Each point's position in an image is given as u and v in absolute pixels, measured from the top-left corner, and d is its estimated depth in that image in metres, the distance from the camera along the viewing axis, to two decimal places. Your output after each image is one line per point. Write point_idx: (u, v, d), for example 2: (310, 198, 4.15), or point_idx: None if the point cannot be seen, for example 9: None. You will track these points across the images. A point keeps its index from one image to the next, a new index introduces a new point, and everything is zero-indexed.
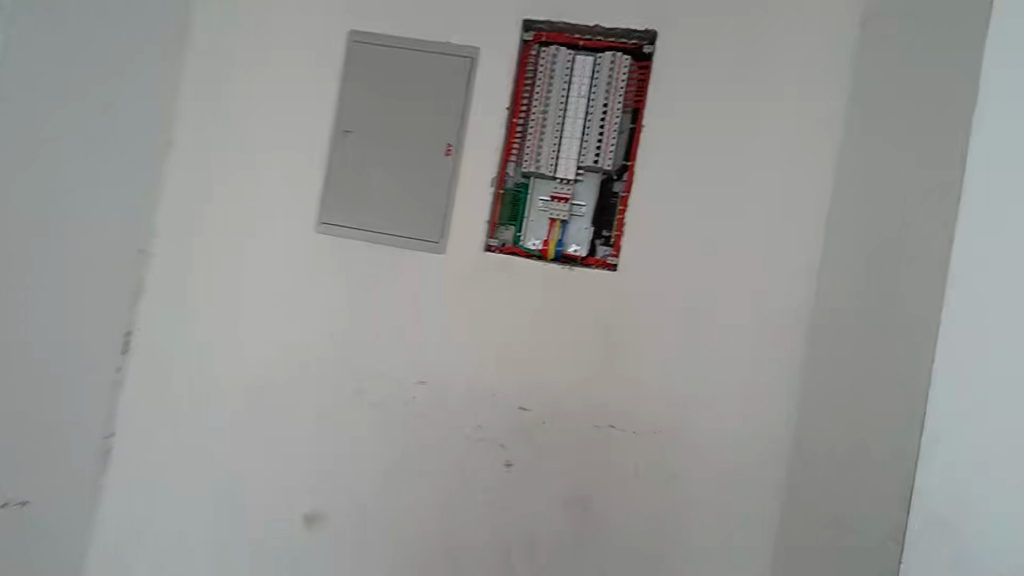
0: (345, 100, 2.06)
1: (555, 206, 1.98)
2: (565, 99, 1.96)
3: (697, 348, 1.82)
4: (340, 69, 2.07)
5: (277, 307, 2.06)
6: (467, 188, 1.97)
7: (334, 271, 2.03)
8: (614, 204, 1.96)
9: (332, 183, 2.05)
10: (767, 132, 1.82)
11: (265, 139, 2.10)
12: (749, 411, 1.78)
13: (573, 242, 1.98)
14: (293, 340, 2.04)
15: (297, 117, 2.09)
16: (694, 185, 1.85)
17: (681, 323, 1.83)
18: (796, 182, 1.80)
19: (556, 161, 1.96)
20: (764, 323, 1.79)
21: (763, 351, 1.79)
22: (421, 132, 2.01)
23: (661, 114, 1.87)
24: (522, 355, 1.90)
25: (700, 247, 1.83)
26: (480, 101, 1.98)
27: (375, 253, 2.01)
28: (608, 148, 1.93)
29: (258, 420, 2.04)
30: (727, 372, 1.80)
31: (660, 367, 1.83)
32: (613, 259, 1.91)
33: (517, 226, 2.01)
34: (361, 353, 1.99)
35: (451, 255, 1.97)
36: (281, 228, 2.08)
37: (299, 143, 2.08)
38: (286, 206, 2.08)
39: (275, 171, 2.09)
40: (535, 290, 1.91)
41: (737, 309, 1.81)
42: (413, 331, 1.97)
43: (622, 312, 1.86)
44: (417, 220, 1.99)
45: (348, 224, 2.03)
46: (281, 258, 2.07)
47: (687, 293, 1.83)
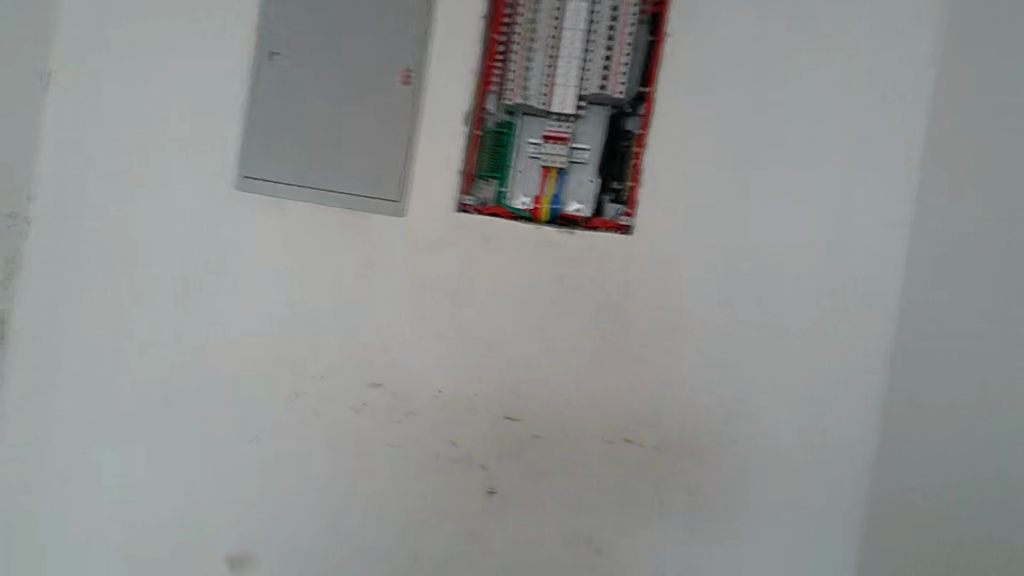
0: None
1: (549, 149, 1.49)
2: (562, 6, 1.48)
3: (744, 326, 1.37)
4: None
5: (197, 269, 1.59)
6: (432, 126, 1.49)
7: (268, 233, 1.56)
8: (626, 147, 1.48)
9: (258, 118, 1.56)
10: (838, 27, 1.35)
11: (175, 49, 1.60)
12: (813, 407, 1.36)
13: (573, 199, 1.51)
14: (220, 315, 1.58)
15: (214, 19, 1.59)
16: (740, 111, 1.37)
17: (721, 299, 1.38)
18: (885, 98, 1.34)
19: (550, 89, 1.48)
20: (836, 292, 1.35)
21: (832, 329, 1.35)
22: (372, 48, 1.52)
23: (690, 18, 1.39)
24: (509, 345, 1.45)
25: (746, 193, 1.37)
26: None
27: (314, 212, 1.54)
28: (620, 69, 1.44)
29: (184, 412, 1.59)
30: (783, 358, 1.36)
31: (695, 353, 1.39)
32: (627, 220, 1.44)
33: (500, 179, 1.54)
34: (303, 336, 1.53)
35: (413, 215, 1.49)
36: (199, 168, 1.59)
37: (219, 56, 1.59)
38: (204, 141, 1.59)
39: (192, 91, 1.59)
40: (523, 260, 1.45)
41: (796, 272, 1.36)
42: (366, 313, 1.51)
43: (639, 287, 1.41)
44: (370, 167, 1.52)
45: (279, 178, 1.55)
46: (198, 210, 1.59)
47: (726, 259, 1.38)
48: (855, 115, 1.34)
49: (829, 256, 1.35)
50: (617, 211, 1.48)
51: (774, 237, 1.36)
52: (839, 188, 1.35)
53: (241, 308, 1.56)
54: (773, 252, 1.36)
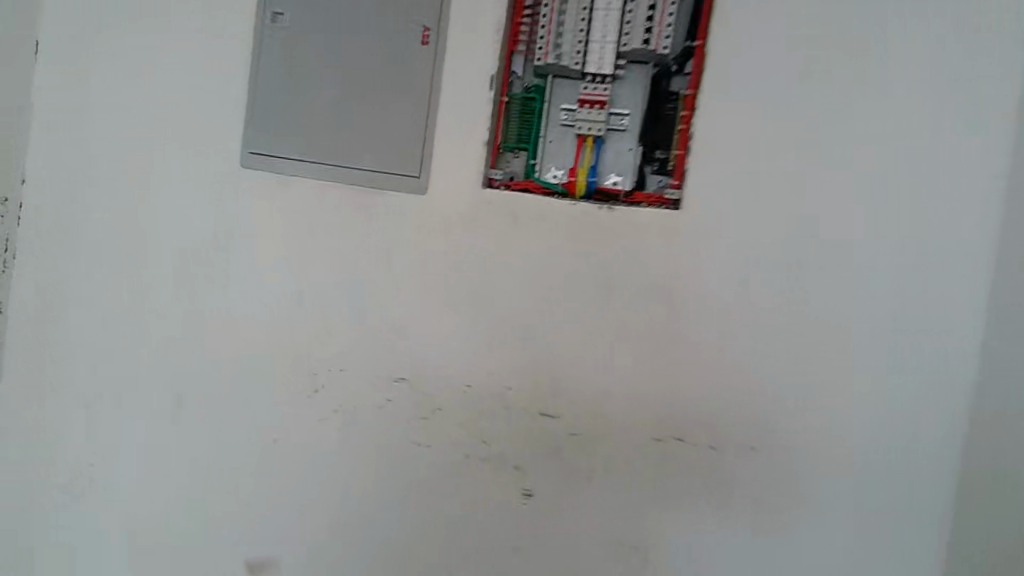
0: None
1: (585, 115, 1.33)
2: None
3: (800, 310, 1.22)
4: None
5: (204, 252, 1.47)
6: (455, 91, 1.34)
7: (275, 212, 1.43)
8: (672, 111, 1.32)
9: (262, 83, 1.42)
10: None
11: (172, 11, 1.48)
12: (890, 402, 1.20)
13: (612, 170, 1.35)
14: (230, 300, 1.46)
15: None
16: (798, 65, 1.21)
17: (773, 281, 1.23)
18: (975, 43, 1.16)
19: (584, 48, 1.31)
20: (914, 271, 1.19)
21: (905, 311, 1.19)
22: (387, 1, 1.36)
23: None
24: (541, 335, 1.32)
25: (807, 157, 1.22)
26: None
27: (330, 189, 1.40)
28: (666, 22, 1.27)
29: (195, 408, 1.49)
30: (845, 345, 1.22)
31: (744, 338, 1.25)
32: (673, 193, 1.28)
33: (530, 150, 1.38)
34: (313, 325, 1.42)
35: (434, 193, 1.36)
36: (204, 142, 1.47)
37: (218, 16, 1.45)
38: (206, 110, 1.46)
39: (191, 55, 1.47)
40: (556, 241, 1.31)
41: (864, 249, 1.20)
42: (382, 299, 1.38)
43: (681, 266, 1.27)
44: (387, 138, 1.37)
45: (288, 153, 1.41)
46: (205, 187, 1.47)
47: (782, 234, 1.23)
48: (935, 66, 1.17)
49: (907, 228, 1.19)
50: (659, 183, 1.33)
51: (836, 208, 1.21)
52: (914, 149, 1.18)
53: (250, 293, 1.45)
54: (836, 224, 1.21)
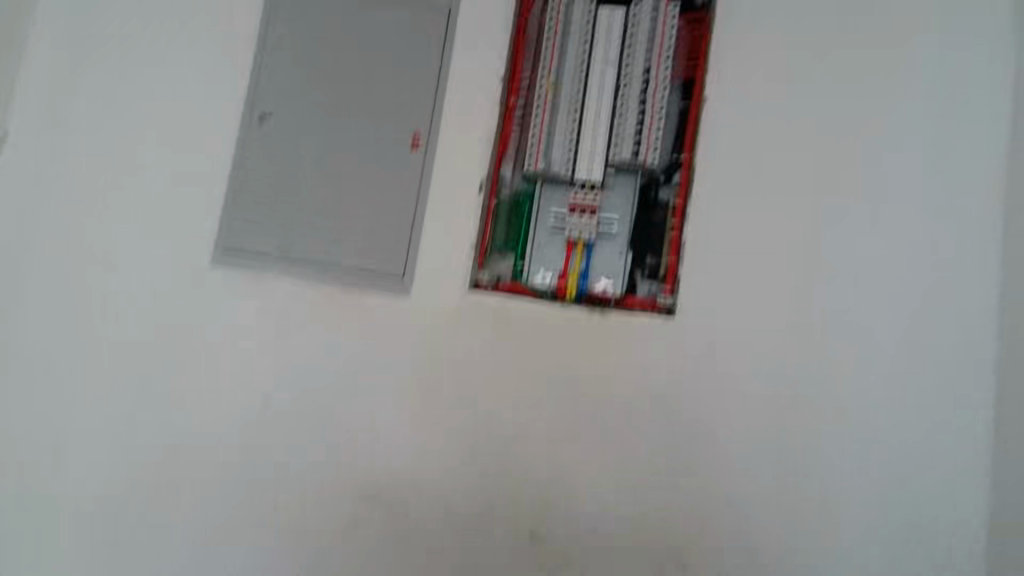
0: (269, 49, 1.42)
1: (574, 221, 1.33)
2: (587, 68, 1.35)
3: (828, 400, 1.14)
4: (264, 9, 1.45)
5: (165, 325, 1.36)
6: (444, 197, 1.34)
7: (243, 308, 1.34)
8: (661, 219, 1.31)
9: (241, 186, 1.38)
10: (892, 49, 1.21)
11: (154, 89, 1.44)
12: (911, 445, 1.10)
13: (602, 274, 1.33)
14: (188, 381, 1.33)
15: (201, 59, 1.44)
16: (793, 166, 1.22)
17: (791, 375, 1.16)
18: (950, 111, 1.17)
19: (574, 156, 1.34)
20: (918, 334, 1.13)
21: (921, 378, 1.11)
22: (377, 104, 1.37)
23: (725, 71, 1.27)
24: (532, 436, 1.23)
25: (809, 261, 1.19)
26: (466, 48, 1.38)
27: (304, 288, 1.33)
28: (653, 136, 1.30)
29: (149, 468, 1.31)
30: (871, 425, 1.12)
31: (760, 430, 1.16)
32: (666, 299, 1.26)
33: (517, 253, 1.37)
34: (291, 409, 1.30)
35: (419, 292, 1.31)
36: (175, 213, 1.39)
37: (202, 94, 1.43)
38: (181, 189, 1.40)
39: (169, 134, 1.43)
40: (547, 345, 1.26)
41: (869, 317, 1.15)
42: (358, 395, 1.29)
43: (683, 367, 1.20)
44: (371, 239, 1.34)
45: (264, 252, 1.35)
46: (172, 262, 1.38)
47: (788, 331, 1.18)
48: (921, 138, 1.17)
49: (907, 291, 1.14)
50: (650, 288, 1.30)
51: (849, 293, 1.16)
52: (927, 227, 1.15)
53: (215, 380, 1.33)
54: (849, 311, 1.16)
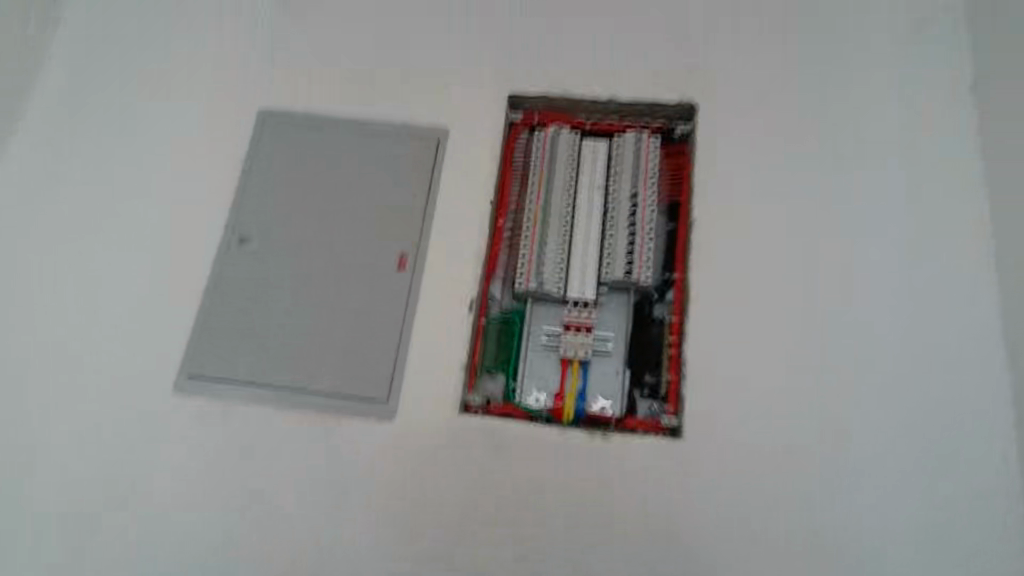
0: (251, 168, 1.39)
1: (569, 338, 1.27)
2: (575, 193, 1.38)
3: (867, 505, 1.05)
4: (248, 133, 1.43)
5: (120, 428, 1.20)
6: (430, 312, 1.25)
7: (205, 433, 1.19)
8: (657, 337, 1.29)
9: (213, 311, 1.27)
10: (872, 147, 1.28)
11: (135, 186, 1.39)
12: (950, 538, 1.02)
13: (599, 394, 1.25)
14: (145, 490, 1.16)
15: (187, 159, 1.41)
16: (793, 270, 1.20)
17: (826, 480, 1.07)
18: (934, 204, 1.23)
19: (565, 275, 1.31)
20: (939, 421, 1.09)
21: (944, 469, 1.06)
22: (365, 221, 1.32)
23: (719, 185, 1.28)
24: (544, 561, 1.07)
25: (823, 369, 1.13)
26: (456, 160, 1.36)
27: (277, 413, 1.20)
28: (645, 256, 1.30)
29: None
30: (911, 526, 1.03)
31: (799, 541, 1.04)
32: (670, 419, 1.17)
33: (509, 373, 1.29)
34: (257, 550, 1.11)
35: (406, 412, 1.18)
36: (140, 316, 1.28)
37: (186, 193, 1.38)
38: (153, 291, 1.30)
39: (146, 230, 1.35)
40: (549, 469, 1.12)
41: (878, 399, 1.11)
42: (348, 511, 1.12)
43: (701, 484, 1.08)
44: (353, 360, 1.22)
45: (233, 374, 1.23)
46: (128, 369, 1.24)
47: (813, 443, 1.09)
48: (907, 229, 1.21)
49: (922, 379, 1.11)
50: (650, 408, 1.24)
51: (856, 378, 1.12)
52: (930, 313, 1.15)
53: (177, 493, 1.16)
54: (875, 409, 1.10)
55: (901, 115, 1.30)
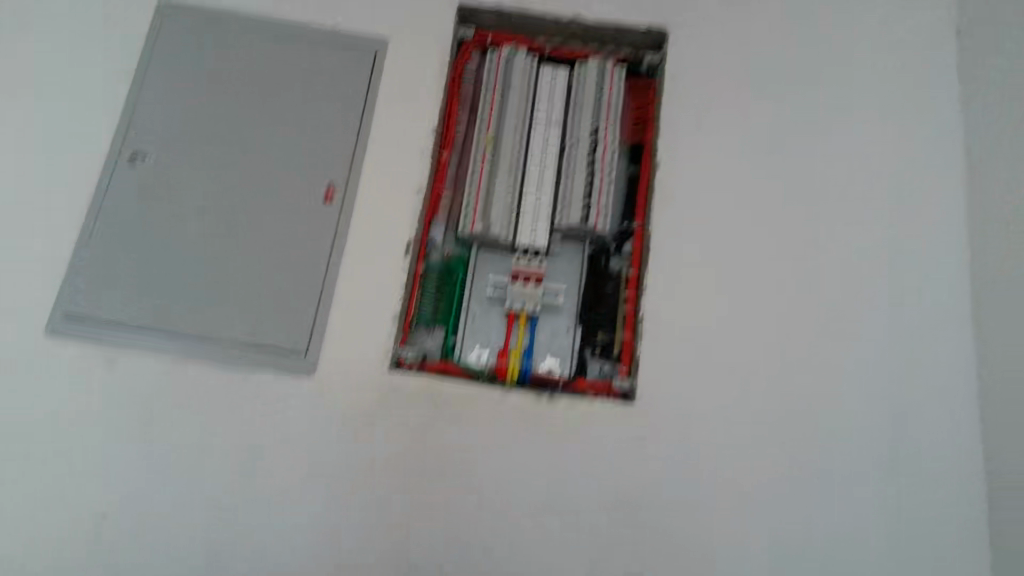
0: (147, 71, 1.16)
1: (516, 290, 1.13)
2: (530, 126, 1.23)
3: (825, 481, 1.00)
4: (147, 30, 1.19)
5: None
6: (360, 254, 1.08)
7: (88, 387, 1.01)
8: (613, 291, 1.17)
9: (98, 239, 1.07)
10: (857, 101, 1.18)
11: (13, 86, 1.16)
12: (910, 520, 0.98)
13: (546, 353, 1.15)
14: (16, 453, 0.99)
15: (77, 59, 1.17)
16: (761, 225, 1.11)
17: (783, 453, 1.01)
18: (912, 158, 1.15)
19: (515, 218, 1.17)
20: (904, 389, 1.04)
21: (909, 446, 1.01)
22: (285, 143, 1.13)
23: (687, 128, 1.17)
24: (479, 536, 0.96)
25: (786, 332, 1.06)
26: (396, 81, 1.17)
27: (176, 367, 1.02)
28: (604, 202, 1.17)
29: None
30: (870, 503, 0.99)
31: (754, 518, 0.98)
32: (623, 381, 1.08)
33: (448, 326, 1.15)
34: (154, 516, 0.96)
35: (329, 367, 1.03)
36: (11, 242, 1.07)
37: (71, 101, 1.15)
38: (27, 217, 1.08)
39: (23, 137, 1.13)
40: (490, 431, 1.01)
41: (859, 377, 1.04)
42: (258, 483, 0.98)
43: (653, 457, 1.00)
44: (268, 305, 1.05)
45: (120, 316, 1.03)
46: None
47: (772, 407, 1.03)
48: (884, 184, 1.14)
49: (891, 353, 1.05)
50: (601, 369, 1.13)
51: (839, 357, 1.05)
52: (904, 284, 1.08)
53: (57, 452, 0.99)
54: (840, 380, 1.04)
55: (887, 69, 1.20)
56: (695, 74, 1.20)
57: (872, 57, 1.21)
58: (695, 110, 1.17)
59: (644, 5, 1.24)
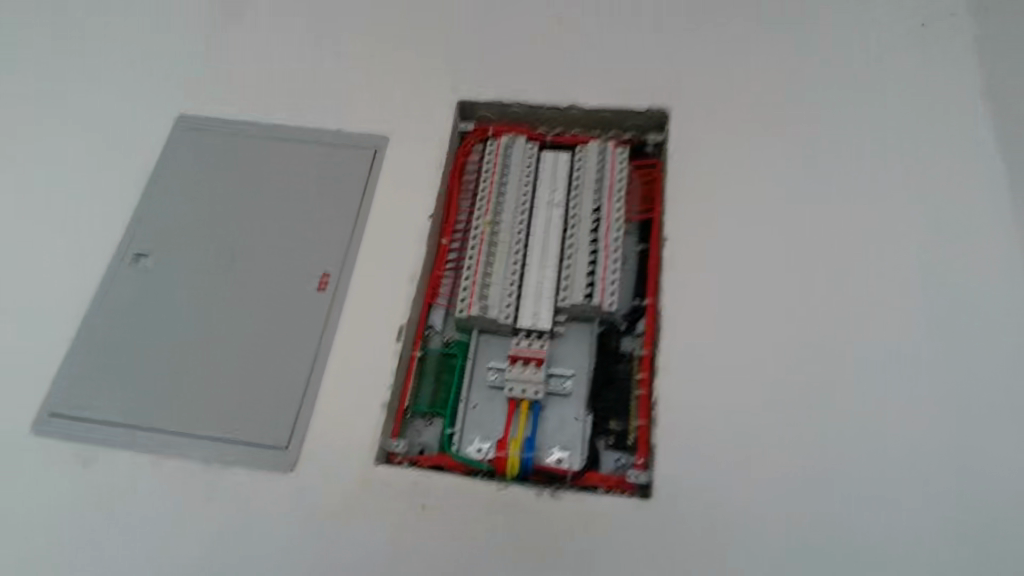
0: (161, 178, 1.22)
1: (516, 374, 1.04)
2: (531, 210, 1.21)
3: None
4: (164, 141, 1.27)
5: None
6: (351, 341, 1.04)
7: (63, 488, 0.96)
8: (625, 373, 1.07)
9: (91, 340, 1.07)
10: (857, 109, 1.16)
11: (38, 196, 1.22)
12: None
13: (553, 444, 1.04)
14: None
15: (99, 169, 1.24)
16: (784, 287, 1.01)
17: (808, 441, 0.90)
18: (948, 210, 1.05)
19: (516, 300, 1.12)
20: (982, 472, 0.86)
21: (998, 543, 0.82)
22: (281, 226, 1.14)
23: (693, 200, 1.11)
24: None
25: (826, 409, 0.92)
26: (384, 102, 1.26)
27: (153, 465, 0.97)
28: (609, 279, 1.10)
29: None
30: (943, 549, 0.83)
31: (785, 514, 0.86)
32: (639, 475, 0.94)
33: (446, 417, 1.06)
34: None
35: (311, 463, 0.95)
36: (13, 341, 1.08)
37: (87, 206, 1.20)
38: (37, 287, 1.12)
39: (39, 241, 1.17)
40: (485, 533, 0.89)
41: (921, 458, 0.88)
42: (247, 502, 0.93)
43: (670, 465, 0.91)
44: (253, 393, 1.00)
45: (103, 413, 1.00)
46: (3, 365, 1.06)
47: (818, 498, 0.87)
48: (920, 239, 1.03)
49: (920, 325, 0.96)
50: (617, 460, 1.02)
51: (893, 435, 0.89)
52: (961, 348, 0.94)
53: (21, 560, 0.92)
54: (860, 366, 0.94)
55: (906, 124, 1.13)
56: (697, 135, 1.17)
57: (884, 102, 1.16)
58: (700, 181, 1.12)
59: (618, 25, 1.31)
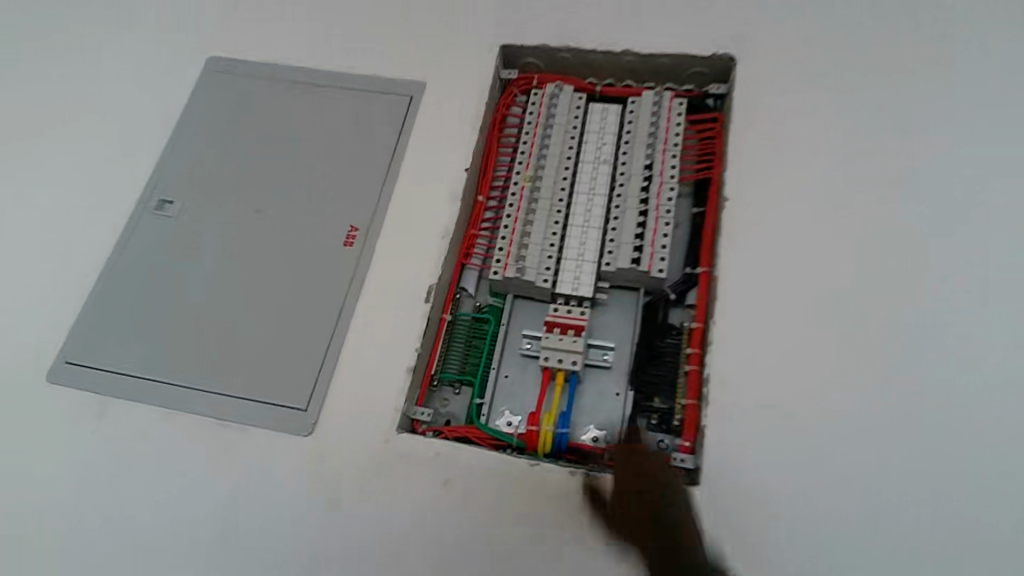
0: (189, 123, 1.17)
1: (551, 341, 0.95)
2: (576, 165, 1.11)
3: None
4: (194, 87, 1.22)
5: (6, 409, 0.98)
6: (378, 299, 0.97)
7: (85, 435, 0.94)
8: (673, 347, 0.96)
9: (111, 288, 1.03)
10: (943, 64, 1.04)
11: (72, 146, 1.20)
12: None
13: (589, 423, 0.95)
14: (20, 460, 0.94)
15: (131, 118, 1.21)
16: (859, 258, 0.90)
17: (873, 445, 0.79)
18: None
19: (556, 262, 1.03)
20: None
21: None
22: (292, 176, 1.08)
23: (758, 158, 0.99)
24: None
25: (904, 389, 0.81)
26: (410, 64, 1.17)
27: (171, 415, 0.93)
28: (660, 242, 1.00)
29: None
30: None
31: (851, 511, 0.76)
32: (683, 460, 0.85)
33: (475, 387, 0.99)
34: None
35: (332, 422, 0.90)
36: (43, 285, 1.06)
37: (119, 154, 1.17)
38: (71, 232, 1.11)
39: (73, 189, 1.15)
40: (516, 504, 0.82)
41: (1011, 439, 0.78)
42: (269, 456, 0.89)
43: (724, 441, 0.82)
44: (273, 349, 0.95)
45: (122, 361, 0.97)
46: (10, 347, 1.02)
47: (894, 483, 0.77)
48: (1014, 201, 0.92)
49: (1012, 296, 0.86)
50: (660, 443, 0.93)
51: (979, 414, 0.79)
52: None
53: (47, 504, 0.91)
54: (943, 342, 0.84)
55: (999, 79, 1.02)
56: (765, 87, 1.06)
57: (973, 57, 1.04)
58: (768, 138, 1.01)
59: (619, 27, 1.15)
